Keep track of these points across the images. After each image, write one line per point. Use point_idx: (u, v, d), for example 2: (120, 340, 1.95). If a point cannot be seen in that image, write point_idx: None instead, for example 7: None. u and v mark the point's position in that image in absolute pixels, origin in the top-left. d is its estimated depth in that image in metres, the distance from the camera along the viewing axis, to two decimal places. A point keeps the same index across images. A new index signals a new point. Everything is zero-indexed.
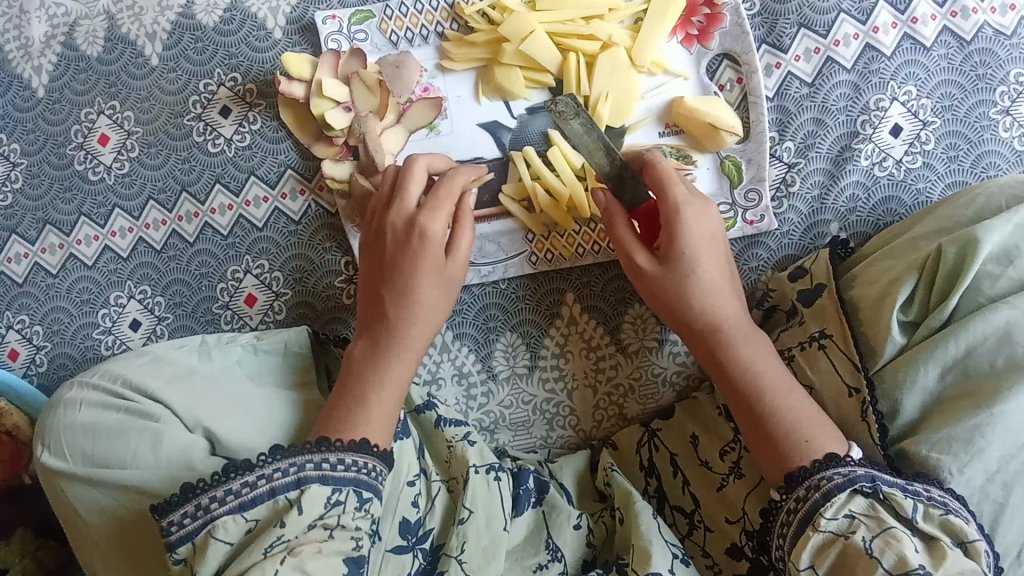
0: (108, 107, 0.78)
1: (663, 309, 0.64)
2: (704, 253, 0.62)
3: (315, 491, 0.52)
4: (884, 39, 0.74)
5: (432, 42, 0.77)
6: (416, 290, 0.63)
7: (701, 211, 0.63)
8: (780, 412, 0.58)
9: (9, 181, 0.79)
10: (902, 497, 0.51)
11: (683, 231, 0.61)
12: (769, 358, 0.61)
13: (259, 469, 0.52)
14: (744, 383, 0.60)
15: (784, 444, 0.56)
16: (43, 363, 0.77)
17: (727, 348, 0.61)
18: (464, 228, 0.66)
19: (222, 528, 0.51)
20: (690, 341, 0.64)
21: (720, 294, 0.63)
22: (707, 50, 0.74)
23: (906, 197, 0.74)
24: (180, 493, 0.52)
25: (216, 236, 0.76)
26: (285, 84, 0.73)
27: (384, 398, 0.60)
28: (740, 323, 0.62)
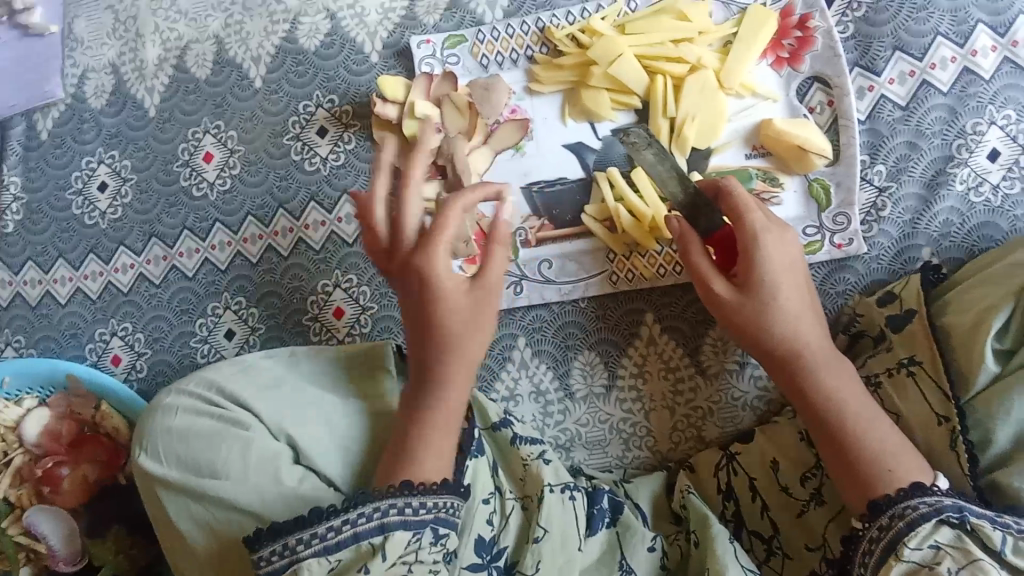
0: (213, 126, 0.83)
1: (742, 337, 0.62)
2: (784, 279, 0.60)
3: (398, 536, 0.52)
4: (983, 62, 0.72)
5: (521, 65, 0.78)
6: (448, 324, 0.61)
7: (781, 238, 0.62)
8: (865, 438, 0.55)
9: (121, 195, 0.84)
10: (991, 530, 0.50)
11: (762, 256, 0.60)
12: (854, 386, 0.58)
13: (344, 514, 0.53)
14: (829, 416, 0.57)
15: (867, 472, 0.54)
16: (142, 370, 0.81)
17: (810, 378, 0.59)
18: (495, 253, 0.63)
19: (307, 569, 0.52)
20: (769, 369, 0.61)
21: (802, 320, 0.60)
22: (798, 73, 0.74)
23: (1003, 224, 0.71)
24: (271, 531, 0.53)
25: (309, 251, 0.79)
26: (380, 105, 0.76)
27: (436, 426, 0.58)
28: (823, 349, 0.60)
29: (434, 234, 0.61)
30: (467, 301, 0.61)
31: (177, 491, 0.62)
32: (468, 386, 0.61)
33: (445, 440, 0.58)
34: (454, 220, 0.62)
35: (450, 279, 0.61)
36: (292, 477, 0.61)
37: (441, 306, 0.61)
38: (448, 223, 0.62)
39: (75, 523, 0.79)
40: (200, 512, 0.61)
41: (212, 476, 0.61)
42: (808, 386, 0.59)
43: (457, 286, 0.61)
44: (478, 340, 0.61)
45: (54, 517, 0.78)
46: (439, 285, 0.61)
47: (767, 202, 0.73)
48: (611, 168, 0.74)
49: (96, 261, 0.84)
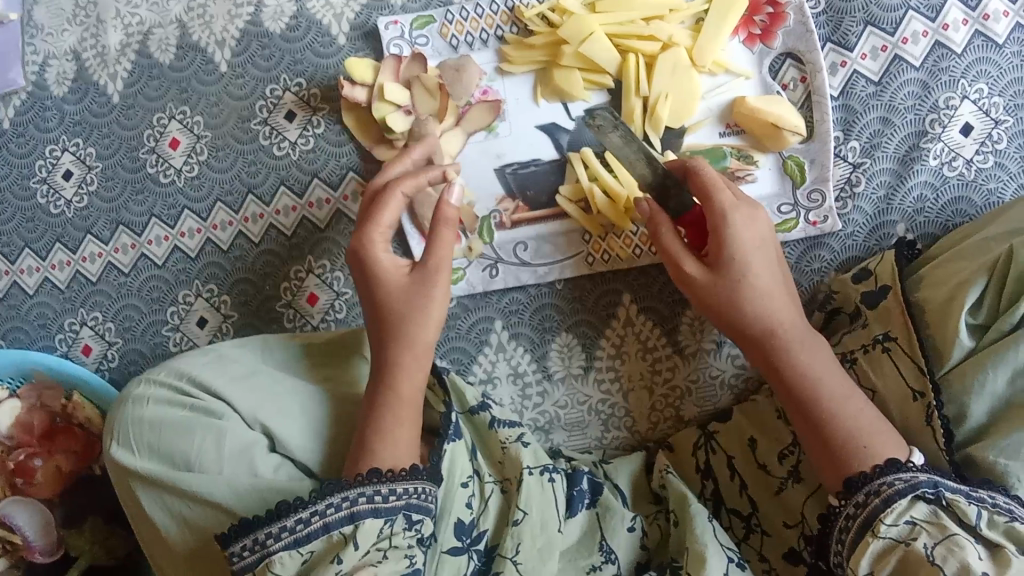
0: (179, 112, 0.81)
1: (715, 318, 0.62)
2: (754, 257, 0.60)
3: (371, 525, 0.53)
4: (954, 37, 0.72)
5: (491, 46, 0.77)
6: (391, 310, 0.62)
7: (750, 215, 0.61)
8: (841, 417, 0.56)
9: (86, 183, 0.82)
10: (965, 504, 0.50)
11: (730, 234, 0.60)
12: (827, 361, 0.59)
13: (312, 505, 0.53)
14: (801, 392, 0.58)
15: (842, 449, 0.55)
16: (114, 359, 0.80)
17: (782, 354, 0.59)
18: (441, 232, 0.62)
19: (278, 563, 0.52)
20: (743, 348, 0.62)
21: (772, 297, 0.60)
22: (769, 50, 0.73)
23: (977, 198, 0.71)
24: (239, 527, 0.53)
25: (280, 237, 0.78)
26: (348, 88, 0.75)
27: (397, 417, 0.58)
28: (796, 326, 0.60)
29: (372, 216, 0.63)
30: (404, 284, 0.62)
31: (151, 482, 0.61)
32: (420, 368, 0.61)
33: (399, 425, 0.58)
34: (394, 204, 0.64)
35: (391, 266, 0.63)
36: (267, 467, 0.60)
37: (383, 292, 0.62)
38: (387, 207, 0.63)
39: (49, 513, 0.78)
40: (175, 503, 0.61)
41: (186, 467, 0.61)
42: (780, 363, 0.59)
43: (397, 269, 0.63)
44: (423, 321, 0.61)
45: (29, 507, 0.77)
46: (380, 271, 0.62)
47: (741, 180, 0.73)
48: (586, 149, 0.73)
49: (63, 250, 0.82)
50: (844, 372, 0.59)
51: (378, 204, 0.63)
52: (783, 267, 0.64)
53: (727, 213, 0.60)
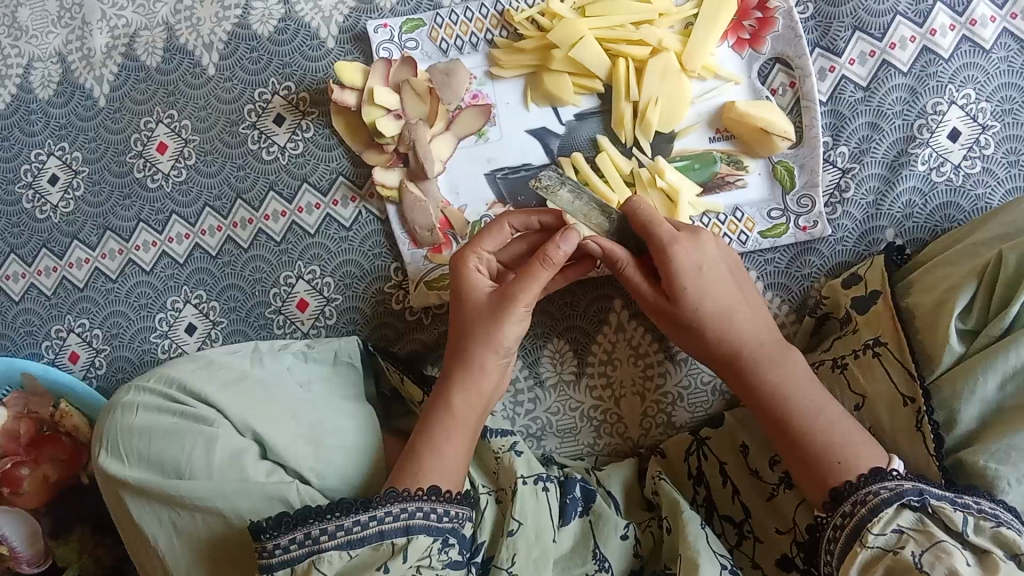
0: (166, 116, 0.80)
1: (688, 342, 0.65)
2: (705, 286, 0.62)
3: (421, 540, 0.54)
4: (942, 42, 0.72)
5: (481, 50, 0.77)
6: (466, 326, 0.63)
7: (693, 245, 0.62)
8: (813, 433, 0.58)
9: (72, 188, 0.82)
10: (952, 511, 0.50)
11: (672, 270, 0.61)
12: (793, 375, 0.61)
13: (372, 509, 0.54)
14: (769, 410, 0.60)
15: (818, 461, 0.57)
16: (102, 366, 0.79)
17: (749, 373, 0.62)
18: (533, 274, 0.61)
19: (327, 561, 0.53)
20: (717, 368, 0.65)
21: (729, 320, 0.62)
22: (759, 55, 0.73)
23: (964, 203, 0.72)
24: (295, 517, 0.54)
25: (270, 242, 0.77)
26: (338, 92, 0.74)
27: (449, 430, 0.61)
28: (761, 344, 0.62)
29: (474, 242, 0.66)
30: (485, 308, 0.63)
31: (138, 490, 0.61)
32: (478, 390, 0.63)
33: (446, 440, 0.60)
34: (497, 234, 0.67)
35: (482, 288, 0.64)
36: (259, 473, 0.60)
37: (466, 310, 0.64)
38: (490, 233, 0.67)
39: (37, 524, 0.77)
40: (164, 510, 0.60)
41: (175, 475, 0.60)
42: (746, 383, 0.62)
43: (484, 294, 0.64)
44: (489, 346, 0.62)
45: (14, 517, 0.76)
46: (467, 287, 0.64)
47: (731, 185, 0.73)
48: (600, 139, 0.74)
49: (50, 256, 0.81)
50: (818, 385, 0.61)
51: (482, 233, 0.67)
52: (744, 278, 0.66)
53: (670, 246, 0.61)
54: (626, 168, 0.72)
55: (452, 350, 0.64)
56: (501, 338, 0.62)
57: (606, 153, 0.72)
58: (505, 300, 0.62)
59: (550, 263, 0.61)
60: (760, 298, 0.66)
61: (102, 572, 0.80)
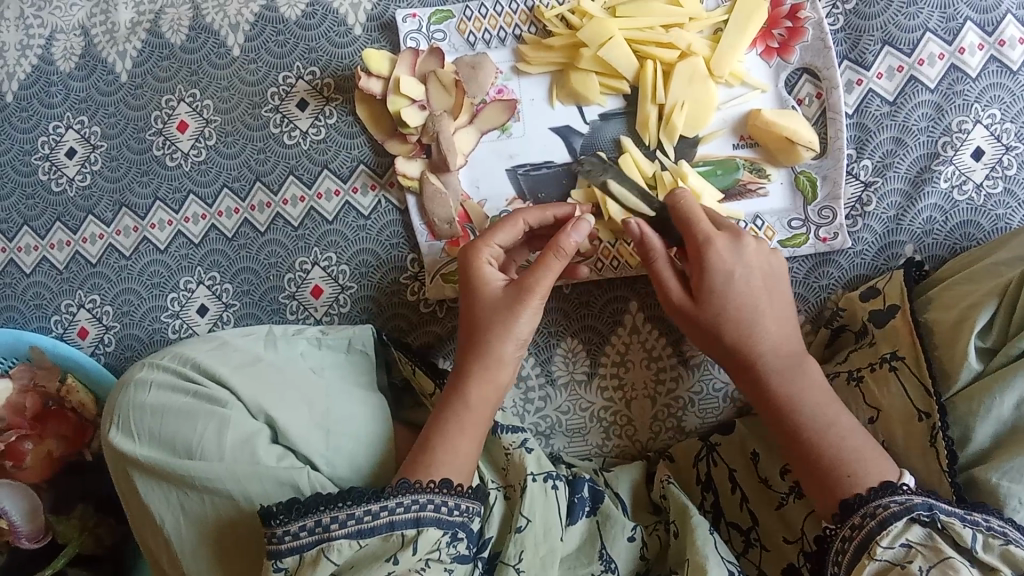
0: (188, 95, 0.80)
1: (708, 344, 0.64)
2: (738, 289, 0.62)
3: (432, 533, 0.54)
4: (970, 61, 0.72)
5: (508, 45, 0.76)
6: (478, 319, 0.63)
7: (732, 246, 0.62)
8: (824, 445, 0.58)
9: (89, 163, 0.81)
10: (961, 527, 0.50)
11: (708, 264, 0.62)
12: (811, 386, 0.61)
13: (385, 500, 0.54)
14: (786, 420, 0.60)
15: (832, 471, 0.57)
16: (111, 343, 0.79)
17: (767, 383, 0.62)
18: (544, 264, 0.62)
19: (336, 549, 0.53)
20: (733, 373, 0.64)
21: (752, 327, 0.62)
22: (787, 64, 0.73)
23: (985, 222, 0.72)
24: (306, 504, 0.53)
25: (286, 227, 0.77)
26: (364, 79, 0.74)
27: (466, 421, 0.61)
28: (777, 355, 0.62)
29: (488, 234, 0.66)
30: (499, 299, 0.63)
31: (148, 469, 0.60)
32: (494, 380, 0.63)
33: (461, 432, 0.60)
34: (511, 228, 0.66)
35: (493, 280, 0.64)
36: (270, 457, 0.60)
37: (476, 305, 0.64)
38: (503, 227, 0.66)
39: (37, 500, 0.76)
40: (173, 491, 0.60)
41: (186, 455, 0.60)
42: (765, 391, 0.62)
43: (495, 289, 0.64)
44: (507, 337, 0.62)
45: (17, 493, 0.75)
46: (480, 279, 0.64)
47: (754, 193, 0.73)
48: (624, 138, 0.73)
49: (63, 230, 0.81)
50: (830, 397, 0.60)
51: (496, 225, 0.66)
52: (781, 281, 0.65)
53: (707, 244, 0.62)
54: (649, 171, 0.72)
55: (467, 340, 0.64)
56: (513, 330, 0.63)
57: (630, 155, 0.72)
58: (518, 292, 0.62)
59: (562, 254, 0.62)
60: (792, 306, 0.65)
61: (100, 550, 0.79)
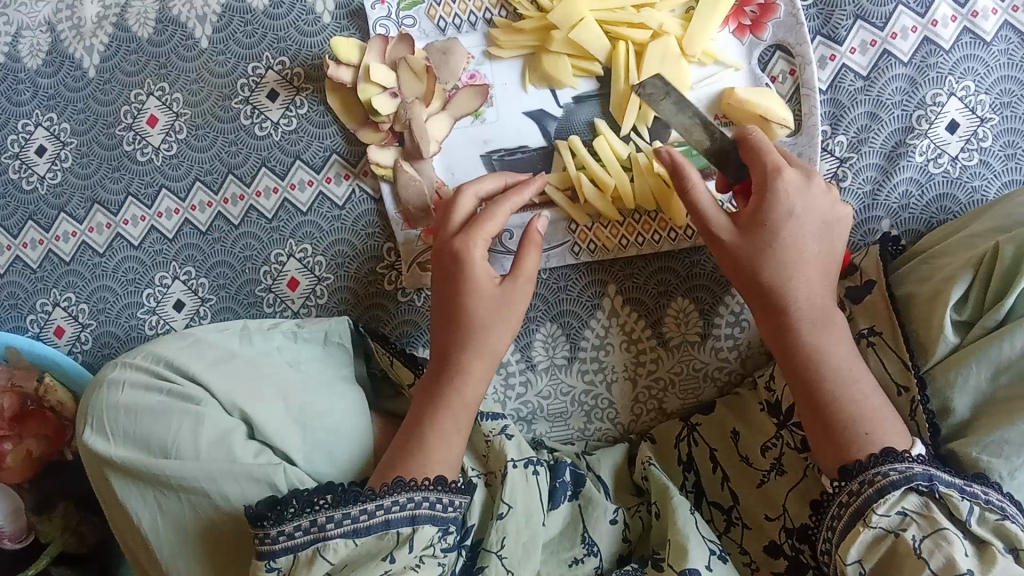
0: (157, 88, 0.79)
1: (740, 281, 0.63)
2: (790, 229, 0.61)
3: (427, 530, 0.54)
4: (943, 33, 0.71)
5: (479, 29, 0.76)
6: (462, 296, 0.63)
7: (803, 185, 0.62)
8: (841, 402, 0.57)
9: (60, 160, 0.80)
10: (959, 499, 0.52)
11: (772, 197, 0.61)
12: (837, 341, 0.60)
13: (380, 498, 0.54)
14: (808, 371, 0.59)
15: (845, 431, 0.57)
16: (87, 341, 0.79)
17: (794, 331, 0.60)
18: (531, 250, 0.65)
19: (332, 549, 0.52)
20: (759, 317, 0.63)
21: (795, 269, 0.61)
22: (759, 42, 0.72)
23: (961, 195, 0.72)
24: (299, 505, 0.53)
25: (261, 219, 0.77)
26: (333, 67, 0.73)
27: (455, 407, 0.61)
28: (811, 305, 0.60)
29: (482, 226, 0.64)
30: (493, 291, 0.63)
31: (124, 469, 0.60)
32: (485, 358, 0.62)
33: (456, 413, 0.60)
34: (497, 216, 0.65)
35: (484, 272, 0.63)
36: (246, 454, 0.59)
37: (468, 298, 0.63)
38: (494, 218, 0.64)
39: (20, 500, 0.76)
40: (149, 491, 0.60)
41: (161, 454, 0.60)
42: (791, 339, 0.60)
43: (489, 280, 0.64)
44: (500, 316, 0.63)
45: None
46: (467, 267, 0.63)
47: None
48: (598, 121, 0.73)
49: (36, 228, 0.80)
50: (855, 355, 0.60)
51: (484, 217, 0.64)
52: (839, 229, 0.63)
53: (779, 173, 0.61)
54: (624, 153, 0.72)
55: (446, 322, 0.63)
56: (506, 323, 0.63)
57: (603, 136, 0.72)
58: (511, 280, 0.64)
59: (534, 243, 0.65)
60: (840, 263, 0.63)
61: (85, 548, 0.79)
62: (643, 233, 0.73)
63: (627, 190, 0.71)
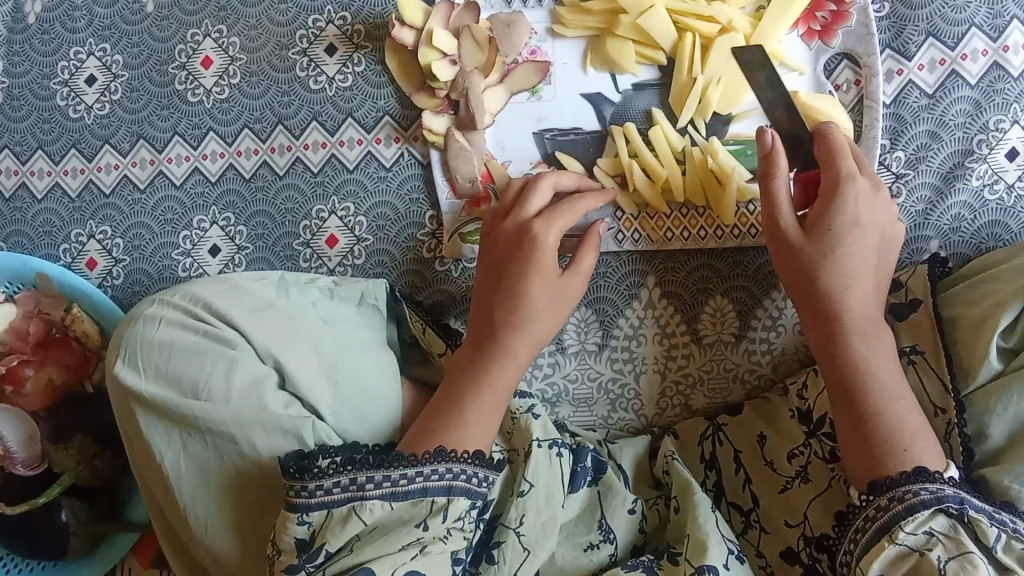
0: (215, 31, 0.78)
1: (794, 284, 0.62)
2: (852, 239, 0.60)
3: (460, 503, 0.55)
4: (1013, 59, 0.71)
5: (546, 5, 0.75)
6: (524, 273, 0.64)
7: (870, 197, 0.62)
8: (883, 416, 0.57)
9: (109, 92, 0.79)
10: (987, 525, 0.52)
11: (841, 205, 0.61)
12: (883, 354, 0.59)
13: (421, 465, 0.54)
14: (853, 382, 0.59)
15: (885, 445, 0.56)
16: (119, 277, 0.78)
17: (844, 339, 0.60)
18: (589, 251, 0.67)
19: (368, 510, 0.53)
20: (807, 321, 0.62)
21: (854, 278, 0.60)
22: (827, 48, 0.72)
23: (1012, 224, 0.70)
24: (341, 461, 0.53)
25: (306, 173, 0.76)
26: (396, 28, 0.73)
27: (498, 382, 0.61)
28: (864, 316, 0.60)
29: (555, 215, 0.66)
30: (554, 275, 0.65)
31: (152, 405, 0.60)
32: (531, 339, 0.63)
33: (496, 389, 0.61)
34: (569, 212, 0.66)
35: (551, 252, 0.65)
36: (277, 403, 0.59)
37: (529, 278, 0.64)
38: (565, 211, 0.66)
39: (35, 427, 0.75)
40: (175, 430, 0.60)
41: (193, 394, 0.59)
42: (840, 347, 0.60)
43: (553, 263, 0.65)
44: (554, 295, 0.64)
45: (14, 420, 0.74)
46: (539, 250, 0.64)
47: None
48: (655, 111, 0.72)
49: (78, 157, 0.79)
50: (897, 371, 0.59)
51: (558, 210, 0.66)
52: (893, 244, 0.63)
53: (848, 182, 0.61)
54: (678, 145, 0.71)
55: (497, 298, 0.64)
56: (558, 308, 0.65)
57: (660, 127, 0.71)
58: (568, 273, 0.66)
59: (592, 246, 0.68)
60: (889, 276, 0.63)
61: (95, 482, 0.79)
62: (689, 228, 0.73)
63: (678, 182, 0.71)
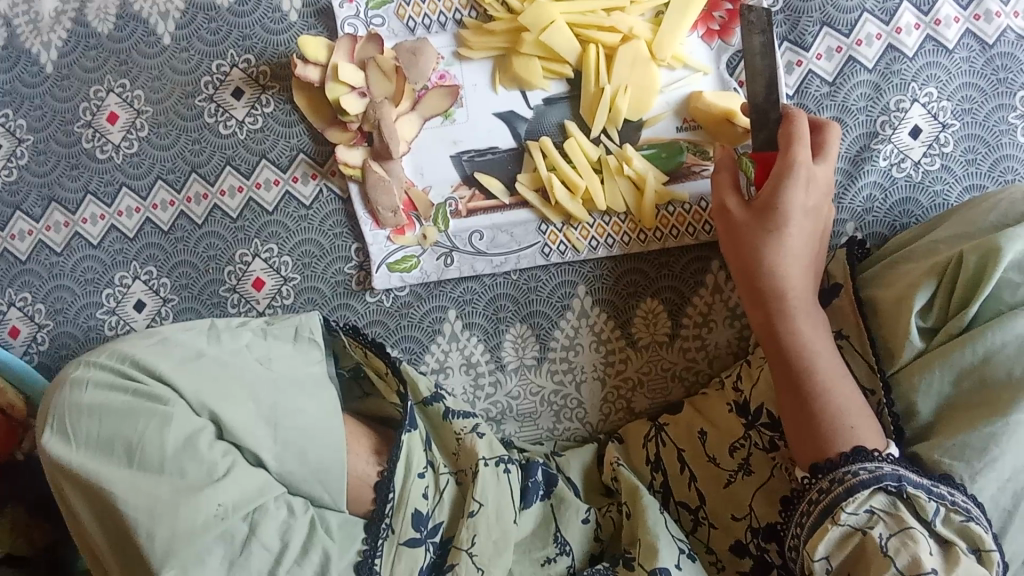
0: (118, 85, 0.76)
1: (740, 264, 0.64)
2: (797, 221, 0.62)
3: None
4: (907, 40, 0.72)
5: (449, 29, 0.74)
6: None
7: (816, 182, 0.63)
8: (829, 394, 0.58)
9: (15, 157, 0.77)
10: (925, 499, 0.52)
11: (792, 187, 0.61)
12: (823, 333, 0.61)
13: None
14: (799, 359, 0.59)
15: (829, 424, 0.57)
16: (43, 343, 0.77)
17: (789, 317, 0.61)
18: None
19: None
20: (751, 301, 0.63)
21: (798, 261, 0.62)
22: (728, 46, 0.73)
23: (923, 199, 0.73)
24: None
25: (225, 219, 0.75)
26: (300, 67, 0.72)
27: None
28: (805, 296, 0.62)
29: None
30: None
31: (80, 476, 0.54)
32: None
33: None
34: None
35: None
36: (214, 455, 0.56)
37: None
38: None
39: None
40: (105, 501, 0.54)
41: (126, 455, 0.55)
42: (785, 324, 0.61)
43: None
44: None
45: None
46: None
47: (697, 176, 0.73)
48: (567, 124, 0.73)
49: None
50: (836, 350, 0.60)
51: None
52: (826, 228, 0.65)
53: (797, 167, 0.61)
54: (594, 155, 0.72)
55: None
56: None
57: (574, 139, 0.72)
58: None
59: None
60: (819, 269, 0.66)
61: None
62: (612, 235, 0.73)
63: (598, 193, 0.72)
